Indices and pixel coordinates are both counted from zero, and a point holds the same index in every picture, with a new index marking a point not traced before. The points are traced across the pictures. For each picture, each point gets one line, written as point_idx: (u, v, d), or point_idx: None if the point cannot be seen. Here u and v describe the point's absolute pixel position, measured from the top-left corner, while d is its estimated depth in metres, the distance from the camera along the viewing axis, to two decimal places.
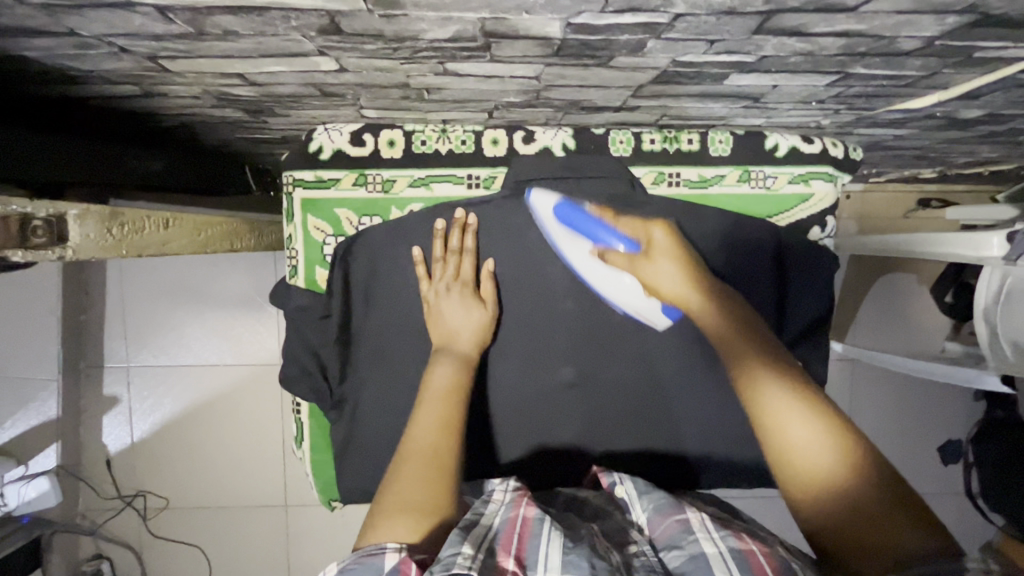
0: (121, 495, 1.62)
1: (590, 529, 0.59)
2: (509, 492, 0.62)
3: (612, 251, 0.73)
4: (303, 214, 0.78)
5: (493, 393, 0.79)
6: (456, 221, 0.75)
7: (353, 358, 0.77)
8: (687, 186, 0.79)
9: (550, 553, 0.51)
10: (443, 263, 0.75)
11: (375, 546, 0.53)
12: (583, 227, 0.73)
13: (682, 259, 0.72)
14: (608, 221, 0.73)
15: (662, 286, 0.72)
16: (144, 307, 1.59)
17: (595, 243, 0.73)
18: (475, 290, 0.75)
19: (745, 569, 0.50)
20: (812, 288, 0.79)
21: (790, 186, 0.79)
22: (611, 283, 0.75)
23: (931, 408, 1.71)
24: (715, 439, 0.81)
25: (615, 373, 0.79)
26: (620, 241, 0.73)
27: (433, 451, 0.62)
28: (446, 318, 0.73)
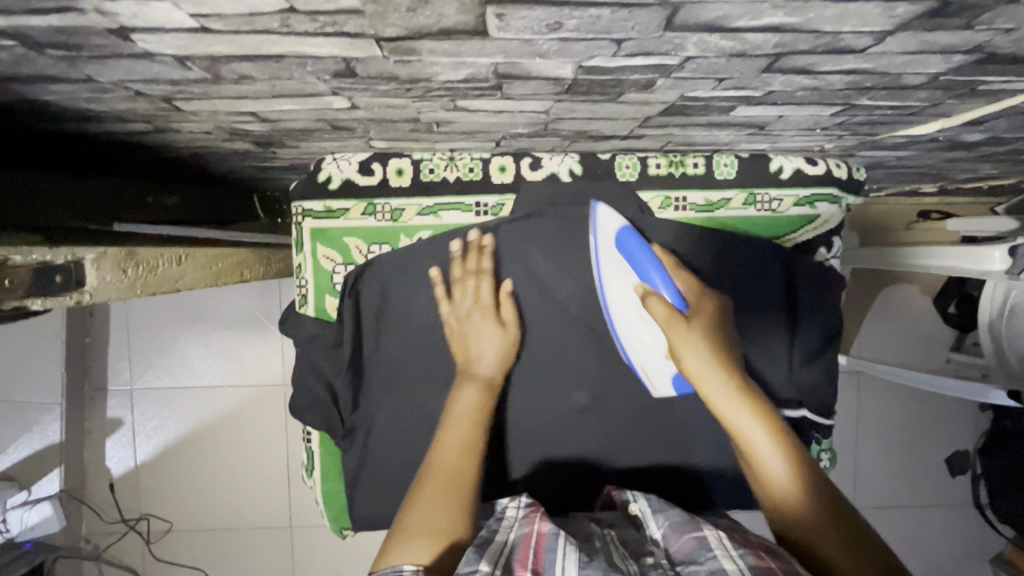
0: (125, 519, 1.61)
1: (603, 539, 0.59)
2: (522, 509, 0.61)
3: (656, 294, 0.69)
4: (312, 243, 0.77)
5: (506, 421, 0.79)
6: (473, 243, 0.75)
7: (365, 387, 0.76)
8: (694, 211, 0.78)
9: (566, 569, 0.50)
10: (462, 285, 0.74)
11: (392, 570, 0.52)
12: (637, 261, 0.71)
13: (717, 332, 0.68)
14: (668, 269, 0.71)
15: (687, 356, 0.66)
16: (148, 329, 1.59)
17: (642, 280, 0.71)
18: (496, 314, 0.75)
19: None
20: (822, 310, 0.79)
21: (796, 208, 0.79)
22: (642, 327, 0.73)
23: (937, 420, 1.71)
24: (728, 462, 0.80)
25: (627, 397, 0.79)
26: (668, 291, 0.70)
27: (458, 472, 0.63)
28: (467, 340, 0.73)
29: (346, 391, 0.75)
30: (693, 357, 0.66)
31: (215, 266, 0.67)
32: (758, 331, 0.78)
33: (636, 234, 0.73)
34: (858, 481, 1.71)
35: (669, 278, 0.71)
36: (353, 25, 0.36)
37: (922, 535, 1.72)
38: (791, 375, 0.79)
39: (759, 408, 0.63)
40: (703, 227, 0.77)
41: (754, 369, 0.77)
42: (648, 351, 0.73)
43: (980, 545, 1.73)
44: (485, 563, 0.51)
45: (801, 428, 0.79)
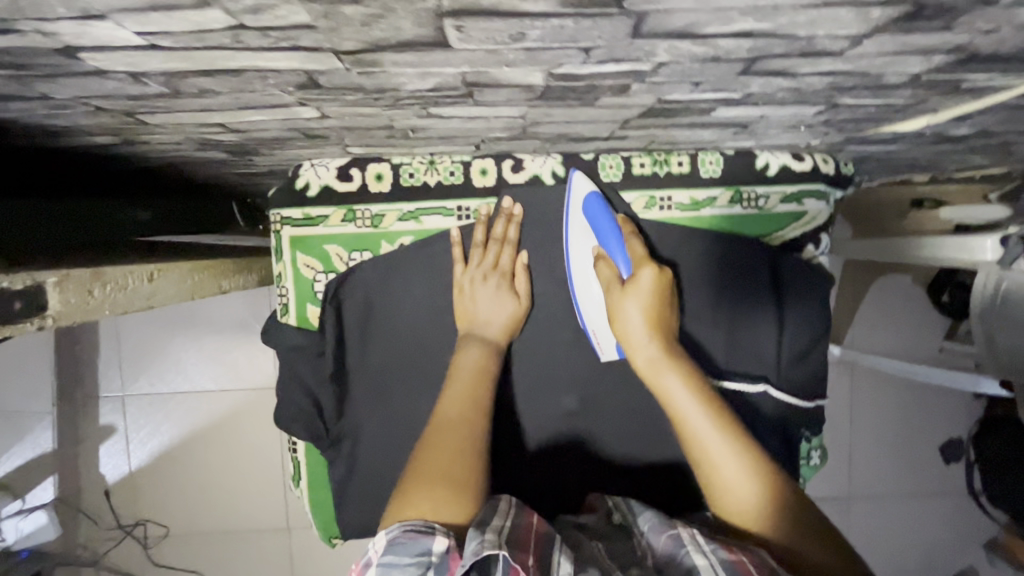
0: (121, 525, 1.60)
1: (593, 548, 0.57)
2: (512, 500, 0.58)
3: (606, 260, 0.71)
4: (292, 252, 0.75)
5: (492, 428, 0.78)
6: (505, 210, 0.74)
7: (350, 397, 0.75)
8: (679, 210, 0.77)
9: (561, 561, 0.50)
10: (483, 250, 0.74)
11: (425, 524, 0.51)
12: (603, 228, 0.72)
13: (658, 301, 0.68)
14: (625, 236, 0.72)
15: (620, 319, 0.67)
16: (138, 335, 1.58)
17: (602, 245, 0.72)
18: (511, 282, 0.75)
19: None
20: (810, 308, 0.78)
21: (783, 205, 0.78)
22: (591, 292, 0.73)
23: (931, 407, 1.71)
24: None
25: (616, 400, 0.79)
26: (619, 258, 0.71)
27: (458, 427, 0.61)
28: (478, 306, 0.72)
29: (330, 401, 0.75)
30: (630, 322, 0.66)
31: (191, 279, 0.66)
32: (745, 331, 0.77)
33: (602, 201, 0.73)
34: (852, 469, 1.72)
35: (623, 244, 0.71)
36: (307, 39, 0.35)
37: (915, 521, 1.74)
38: (779, 374, 0.78)
39: (688, 372, 0.62)
40: (687, 227, 0.76)
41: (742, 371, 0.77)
42: (600, 319, 0.73)
43: (971, 530, 1.75)
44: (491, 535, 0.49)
45: (789, 427, 0.79)
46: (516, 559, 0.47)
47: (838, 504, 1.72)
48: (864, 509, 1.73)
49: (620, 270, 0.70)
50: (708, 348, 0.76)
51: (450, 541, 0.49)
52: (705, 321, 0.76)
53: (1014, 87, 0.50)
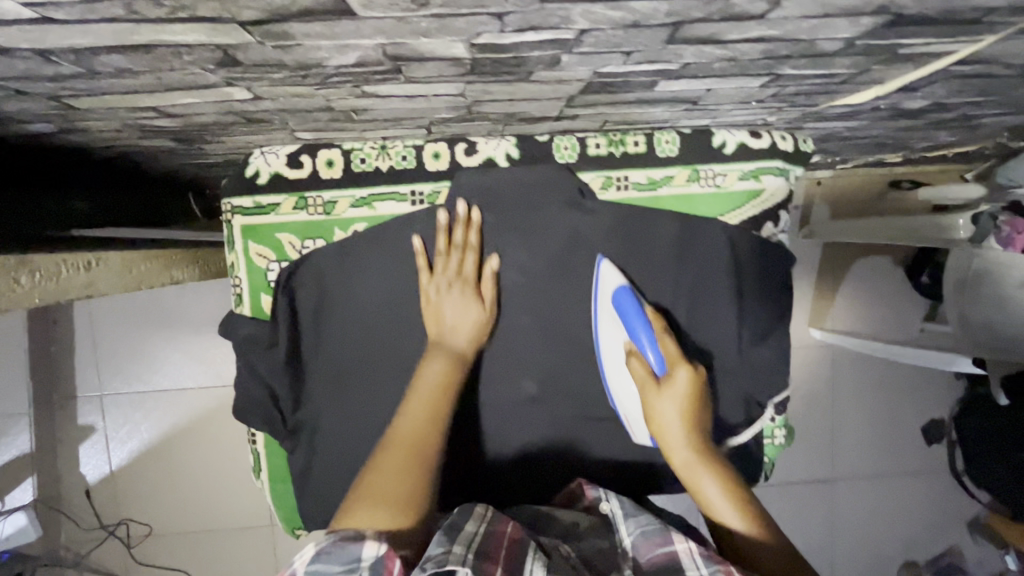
0: (103, 525, 1.60)
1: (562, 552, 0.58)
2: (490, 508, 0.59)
3: (639, 356, 0.70)
4: (244, 241, 0.74)
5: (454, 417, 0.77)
6: (461, 216, 0.73)
7: (307, 385, 0.75)
8: (637, 189, 0.76)
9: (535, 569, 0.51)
10: (446, 257, 0.73)
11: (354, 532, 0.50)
12: (630, 321, 0.70)
13: (694, 402, 0.67)
14: (656, 330, 0.70)
15: (655, 418, 0.67)
16: (114, 333, 1.56)
17: (631, 338, 0.71)
18: (476, 288, 0.73)
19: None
20: (769, 287, 0.78)
21: (741, 182, 0.77)
22: (625, 382, 0.73)
23: (914, 389, 1.72)
24: None
25: (578, 381, 0.79)
26: (653, 355, 0.69)
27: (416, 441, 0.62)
28: (444, 315, 0.72)
29: (287, 391, 0.74)
30: (667, 424, 0.66)
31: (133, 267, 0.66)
32: (704, 310, 0.77)
33: (631, 293, 0.72)
34: (835, 452, 1.72)
35: (655, 340, 0.69)
36: (205, 8, 0.34)
37: (898, 502, 1.75)
38: (740, 355, 0.78)
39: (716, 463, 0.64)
40: (645, 208, 0.76)
41: (703, 351, 0.77)
42: (631, 405, 0.73)
43: (954, 510, 1.75)
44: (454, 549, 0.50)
45: (751, 406, 0.79)
46: (482, 568, 0.48)
47: (821, 487, 1.73)
48: (848, 492, 1.74)
49: (654, 368, 0.69)
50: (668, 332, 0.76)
51: (382, 545, 0.49)
52: (663, 298, 0.76)
53: (952, 53, 0.49)
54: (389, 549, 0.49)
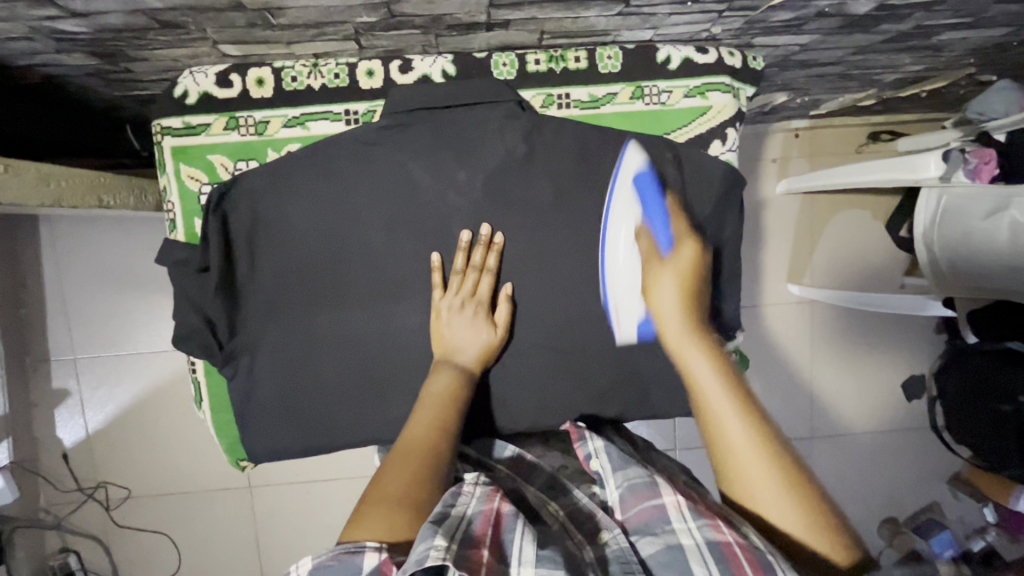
0: (81, 487, 1.61)
1: (550, 514, 0.64)
2: (480, 485, 0.62)
3: (648, 234, 0.73)
4: (175, 163, 0.73)
5: (393, 339, 0.76)
6: (483, 238, 0.74)
7: (244, 311, 0.73)
8: (579, 107, 0.75)
9: (524, 547, 0.53)
10: (461, 277, 0.74)
11: (355, 543, 0.53)
12: (647, 199, 0.73)
13: (694, 282, 0.72)
14: (671, 214, 0.73)
15: (654, 292, 0.72)
16: (87, 296, 1.56)
17: (643, 215, 0.73)
18: (489, 311, 0.75)
19: (724, 568, 0.50)
20: (719, 207, 0.76)
21: (687, 100, 0.75)
22: (621, 261, 0.74)
23: (894, 345, 1.71)
24: (630, 372, 0.79)
25: (525, 308, 0.77)
26: (661, 233, 0.73)
27: (422, 447, 0.62)
28: (454, 332, 0.73)
29: (223, 318, 0.72)
30: (663, 297, 0.71)
31: (51, 185, 0.71)
32: None
33: (652, 175, 0.73)
34: (814, 409, 1.72)
35: (666, 220, 0.73)
36: None
37: (877, 460, 1.75)
38: None
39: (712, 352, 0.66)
40: (587, 126, 0.74)
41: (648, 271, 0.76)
42: (625, 288, 0.74)
43: (935, 466, 1.75)
44: (443, 538, 0.51)
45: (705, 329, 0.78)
46: (472, 556, 0.50)
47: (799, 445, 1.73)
48: (825, 450, 1.74)
49: (660, 246, 0.73)
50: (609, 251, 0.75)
51: (381, 553, 0.51)
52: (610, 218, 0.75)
53: None
54: (387, 554, 0.52)
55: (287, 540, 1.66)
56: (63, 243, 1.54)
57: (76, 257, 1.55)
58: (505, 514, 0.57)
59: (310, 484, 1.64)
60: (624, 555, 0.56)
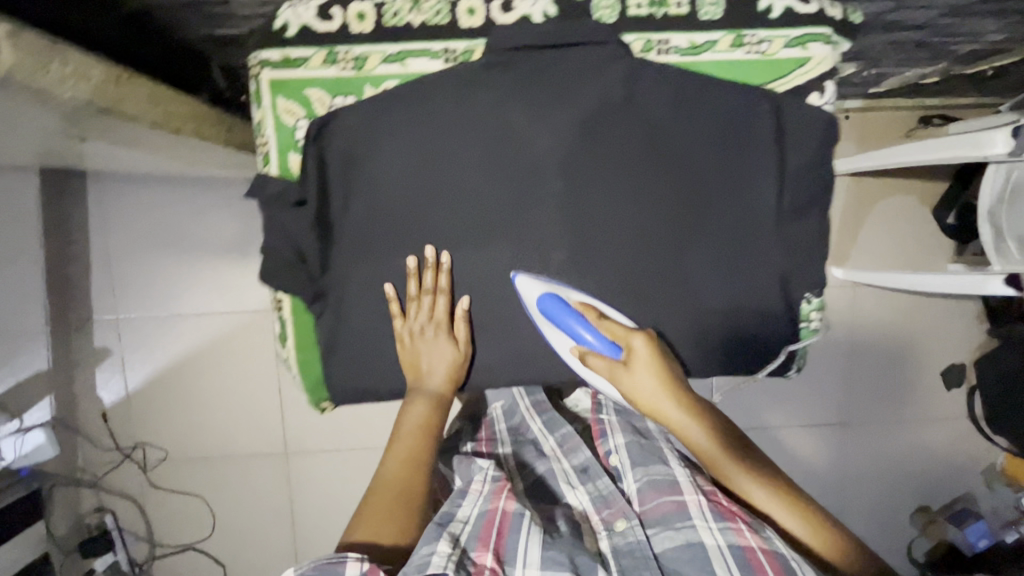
0: (120, 447, 1.61)
1: (576, 502, 0.95)
2: (489, 485, 0.84)
3: (592, 352, 0.79)
4: (272, 96, 0.83)
5: (471, 268, 0.85)
6: (428, 260, 0.83)
7: (338, 243, 0.83)
8: (677, 53, 0.80)
9: (529, 550, 0.74)
10: (418, 301, 0.84)
11: (336, 556, 0.65)
12: (564, 321, 0.79)
13: (659, 365, 0.77)
14: (591, 318, 0.79)
15: (636, 388, 0.76)
16: (129, 255, 1.56)
17: (578, 342, 0.80)
18: (449, 330, 0.85)
19: (748, 568, 0.73)
20: (788, 156, 0.81)
21: (786, 50, 0.80)
22: (590, 372, 0.82)
23: (937, 333, 1.69)
24: (702, 316, 0.82)
25: (606, 246, 0.81)
26: (604, 347, 0.78)
27: (402, 479, 0.78)
28: (423, 354, 0.85)
29: (315, 250, 0.83)
30: (645, 393, 0.76)
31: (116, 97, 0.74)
32: (734, 173, 0.80)
33: (554, 296, 0.79)
34: (851, 395, 1.71)
35: (596, 329, 0.79)
36: None
37: (914, 450, 1.74)
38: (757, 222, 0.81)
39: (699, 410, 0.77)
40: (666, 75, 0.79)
41: (722, 217, 0.81)
42: (600, 383, 0.83)
43: (972, 457, 1.74)
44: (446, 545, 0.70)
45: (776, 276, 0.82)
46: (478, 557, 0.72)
47: (835, 430, 1.72)
48: (862, 436, 1.73)
49: (613, 356, 0.78)
50: (676, 195, 0.80)
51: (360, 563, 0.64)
52: (687, 163, 0.80)
53: None
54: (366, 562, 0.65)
55: (320, 507, 1.65)
56: (109, 201, 1.54)
57: (121, 215, 1.55)
58: (505, 520, 0.77)
59: (345, 452, 1.64)
60: (638, 547, 0.82)
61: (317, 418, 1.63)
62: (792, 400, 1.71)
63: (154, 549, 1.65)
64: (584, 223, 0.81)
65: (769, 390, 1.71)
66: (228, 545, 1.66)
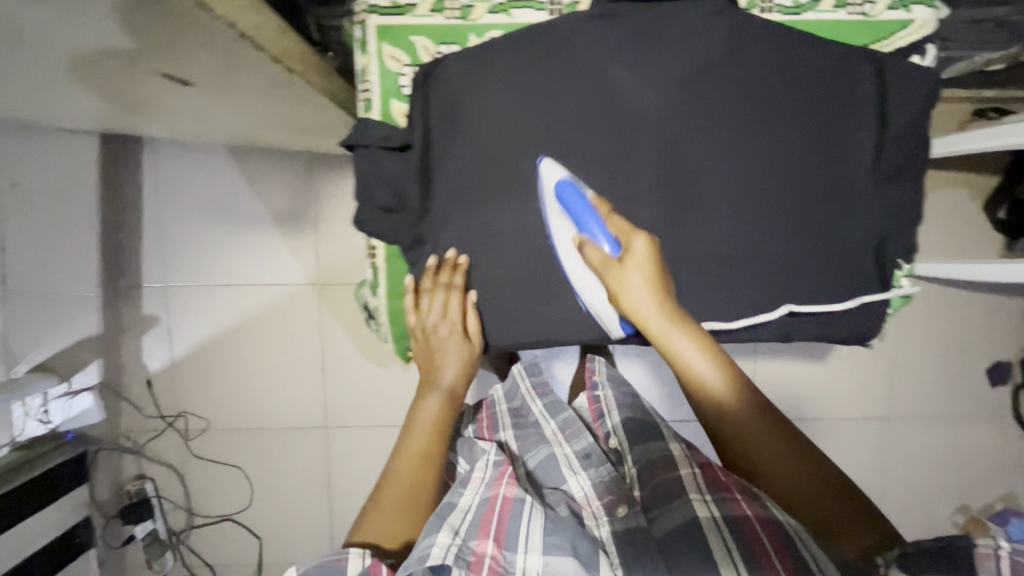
0: (162, 416, 1.62)
1: (576, 482, 0.97)
2: (490, 470, 0.92)
3: (592, 245, 0.74)
4: (378, 43, 0.87)
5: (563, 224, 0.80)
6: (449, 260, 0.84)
7: (433, 196, 0.84)
8: (781, 12, 0.84)
9: (530, 534, 0.80)
10: (432, 296, 0.86)
11: (339, 553, 0.75)
12: (576, 209, 0.75)
13: (659, 269, 0.73)
14: (603, 214, 0.75)
15: (628, 297, 0.73)
16: (179, 223, 1.57)
17: (581, 231, 0.75)
18: (461, 327, 0.88)
19: (740, 535, 0.78)
20: (879, 126, 0.80)
21: (889, 12, 0.83)
22: (583, 277, 0.78)
23: (984, 330, 1.66)
24: (794, 283, 0.80)
25: (701, 207, 0.78)
26: (604, 239, 0.74)
27: (410, 477, 0.85)
28: (439, 347, 0.90)
29: (416, 197, 0.86)
30: (635, 296, 0.73)
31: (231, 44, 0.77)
32: (832, 138, 0.79)
33: (571, 185, 0.75)
34: (893, 388, 1.70)
35: (604, 223, 0.75)
36: None
37: (957, 448, 1.71)
38: (848, 188, 0.80)
39: (696, 333, 0.74)
40: (768, 29, 0.78)
41: (818, 183, 0.79)
42: (595, 299, 0.79)
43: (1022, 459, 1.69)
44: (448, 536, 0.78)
45: (860, 242, 0.82)
46: (477, 546, 0.78)
47: (876, 424, 1.71)
48: (903, 431, 1.71)
49: (611, 251, 0.74)
50: (784, 152, 0.78)
51: (362, 561, 0.73)
52: (788, 124, 0.78)
53: None
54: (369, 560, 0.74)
55: (357, 484, 1.65)
56: (163, 169, 1.56)
57: (174, 184, 1.56)
58: (505, 506, 0.84)
59: (384, 430, 1.63)
60: (636, 526, 0.85)
61: (356, 393, 1.63)
62: (832, 392, 1.70)
63: (191, 519, 1.66)
64: (681, 184, 0.78)
65: (810, 381, 1.70)
66: (264, 517, 1.66)
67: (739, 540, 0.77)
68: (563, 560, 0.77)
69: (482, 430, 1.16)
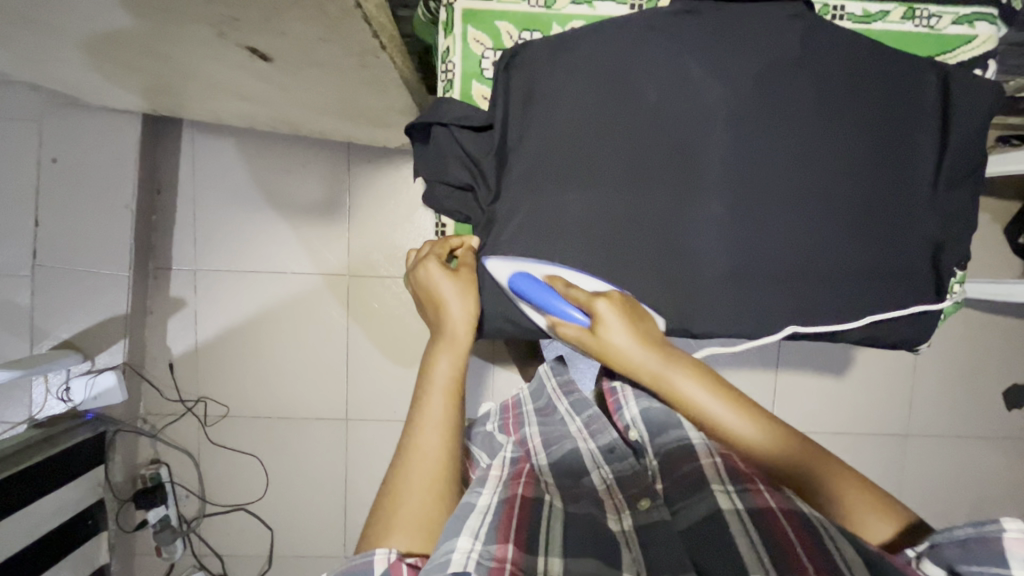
0: (183, 400, 1.62)
1: (600, 477, 0.84)
2: (505, 473, 0.80)
3: (565, 323, 0.73)
4: (463, 26, 0.91)
5: (629, 214, 0.81)
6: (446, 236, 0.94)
7: (503, 182, 0.86)
8: (852, 20, 0.90)
9: (550, 535, 0.67)
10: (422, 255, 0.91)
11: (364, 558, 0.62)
12: (537, 295, 0.73)
13: (629, 319, 0.71)
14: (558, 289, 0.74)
15: (615, 348, 0.71)
16: (213, 208, 1.58)
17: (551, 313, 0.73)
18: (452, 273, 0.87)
19: (764, 530, 0.63)
20: (938, 132, 0.84)
21: (954, 26, 0.89)
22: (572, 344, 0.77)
23: (1003, 351, 1.69)
24: (848, 279, 0.83)
25: (766, 201, 0.81)
26: (571, 312, 0.72)
27: (436, 454, 0.71)
28: (436, 305, 0.86)
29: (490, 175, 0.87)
30: (624, 349, 0.70)
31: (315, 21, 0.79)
32: (890, 142, 0.82)
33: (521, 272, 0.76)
34: (911, 407, 1.71)
35: (560, 296, 0.73)
36: None
37: (972, 470, 1.72)
38: (902, 192, 0.83)
39: (690, 366, 0.72)
40: (836, 34, 0.80)
41: (876, 185, 0.82)
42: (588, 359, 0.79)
43: None
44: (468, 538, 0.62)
45: (911, 247, 0.84)
46: (498, 551, 0.62)
47: (893, 441, 1.72)
48: (920, 451, 1.72)
49: (581, 321, 0.72)
50: (845, 152, 0.81)
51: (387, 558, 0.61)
52: (851, 125, 0.81)
53: None
54: (394, 558, 0.62)
55: (374, 479, 1.64)
56: (201, 152, 1.57)
57: (211, 170, 1.58)
58: (524, 508, 0.70)
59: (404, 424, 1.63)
60: (661, 522, 0.71)
61: (379, 388, 1.62)
62: (851, 407, 1.71)
63: (204, 506, 1.64)
64: (745, 179, 0.81)
65: (828, 395, 1.71)
66: (278, 509, 1.64)
67: (763, 536, 0.63)
68: (592, 561, 0.64)
69: (505, 426, 1.03)
